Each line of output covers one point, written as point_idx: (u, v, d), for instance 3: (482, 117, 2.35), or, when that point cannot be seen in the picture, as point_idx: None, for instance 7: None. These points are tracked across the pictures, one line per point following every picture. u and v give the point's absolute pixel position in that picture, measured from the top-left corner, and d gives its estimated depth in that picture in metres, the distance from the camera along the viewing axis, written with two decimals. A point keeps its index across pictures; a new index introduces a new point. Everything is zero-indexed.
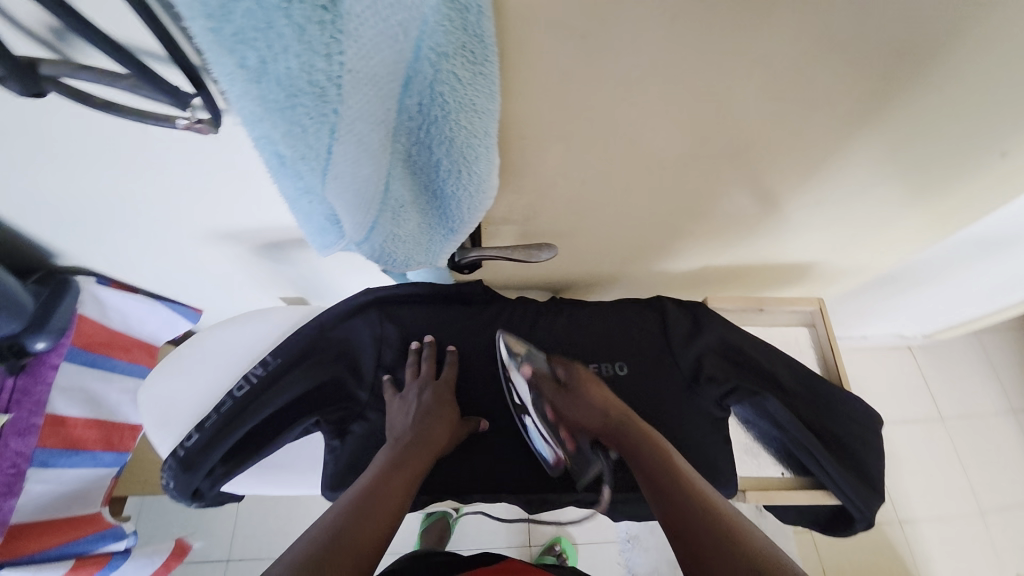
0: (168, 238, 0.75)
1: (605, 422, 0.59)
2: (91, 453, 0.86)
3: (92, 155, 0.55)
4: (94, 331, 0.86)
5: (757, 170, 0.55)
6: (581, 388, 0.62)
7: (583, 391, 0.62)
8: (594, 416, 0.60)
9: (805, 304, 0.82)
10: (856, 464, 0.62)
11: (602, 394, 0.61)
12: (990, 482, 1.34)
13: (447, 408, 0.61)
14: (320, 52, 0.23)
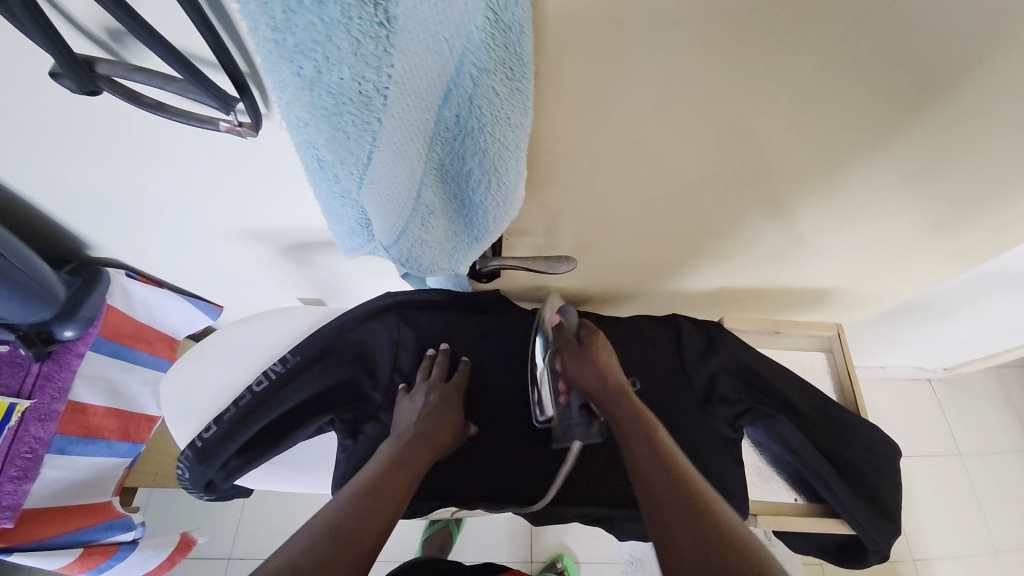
0: (197, 234, 0.78)
1: (607, 388, 0.58)
2: (107, 442, 0.88)
3: (135, 151, 0.58)
4: (120, 323, 0.89)
5: (779, 192, 0.55)
6: (596, 351, 0.61)
7: (596, 353, 0.61)
8: (599, 378, 0.59)
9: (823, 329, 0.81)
10: (871, 492, 0.60)
11: (608, 361, 0.60)
12: (1013, 525, 1.29)
13: (452, 412, 0.61)
14: (371, 64, 0.25)
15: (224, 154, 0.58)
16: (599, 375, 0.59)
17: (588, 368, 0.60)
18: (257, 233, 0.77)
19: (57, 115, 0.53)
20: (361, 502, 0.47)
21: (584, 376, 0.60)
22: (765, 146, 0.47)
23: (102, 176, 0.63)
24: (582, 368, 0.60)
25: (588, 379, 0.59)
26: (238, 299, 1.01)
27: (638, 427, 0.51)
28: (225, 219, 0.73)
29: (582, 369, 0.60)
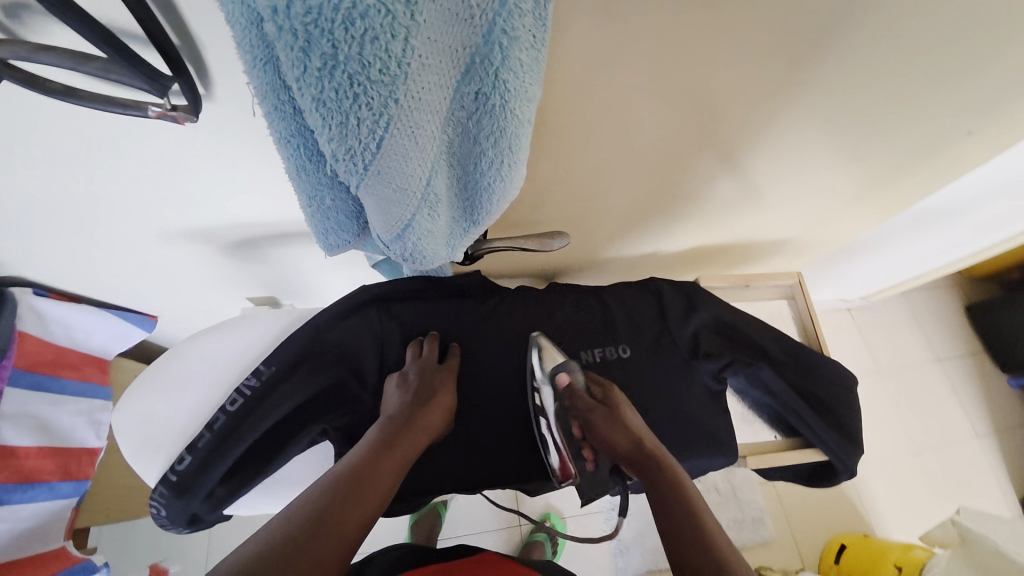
0: (124, 239, 0.68)
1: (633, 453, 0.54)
2: (48, 485, 0.77)
3: (40, 148, 0.48)
4: (35, 350, 0.77)
5: (756, 145, 0.57)
6: (617, 412, 0.57)
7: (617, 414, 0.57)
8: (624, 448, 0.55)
9: (784, 277, 0.86)
10: (838, 421, 0.65)
11: (634, 422, 0.56)
12: (922, 425, 1.51)
13: (446, 394, 0.60)
14: (397, 35, 0.21)
15: (156, 145, 0.50)
16: (627, 437, 0.55)
17: (616, 432, 0.56)
18: (199, 232, 0.69)
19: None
20: (348, 485, 0.46)
21: (618, 443, 0.56)
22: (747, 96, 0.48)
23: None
24: (609, 435, 0.56)
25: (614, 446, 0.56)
26: (178, 306, 0.90)
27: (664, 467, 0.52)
28: (159, 219, 0.64)
29: (611, 435, 0.56)
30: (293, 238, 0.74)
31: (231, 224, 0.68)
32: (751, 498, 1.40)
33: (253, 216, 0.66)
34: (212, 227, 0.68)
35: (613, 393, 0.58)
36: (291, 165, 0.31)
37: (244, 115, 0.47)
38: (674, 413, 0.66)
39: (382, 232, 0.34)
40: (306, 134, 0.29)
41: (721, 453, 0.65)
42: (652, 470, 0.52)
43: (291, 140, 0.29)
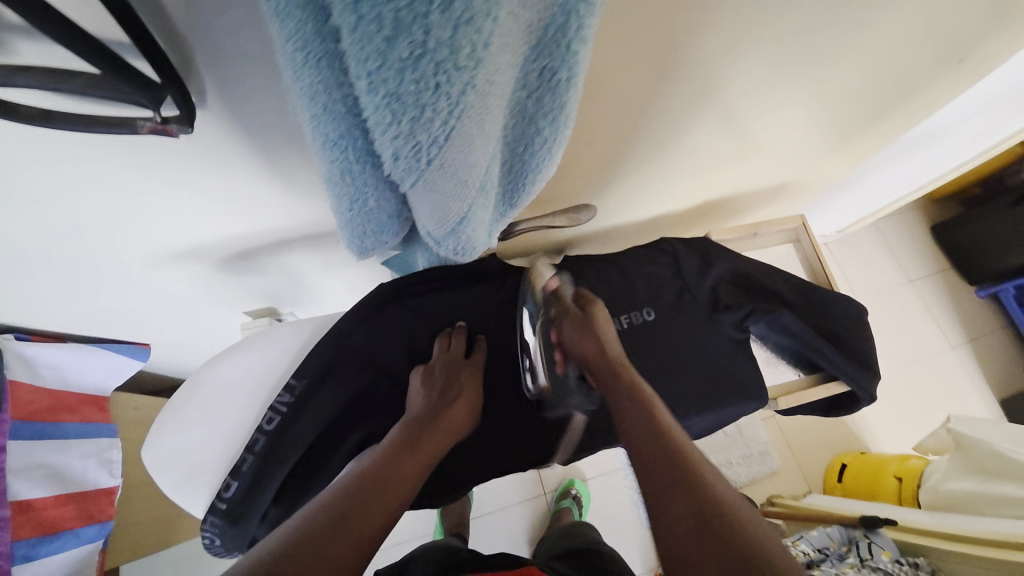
0: (109, 268, 0.63)
1: (609, 361, 0.55)
2: (73, 531, 0.74)
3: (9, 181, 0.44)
4: (30, 399, 0.72)
5: (761, 93, 0.56)
6: (597, 321, 0.58)
7: (597, 323, 0.58)
8: (601, 351, 0.56)
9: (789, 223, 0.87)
10: (854, 351, 0.69)
11: (608, 332, 0.58)
12: (903, 344, 1.60)
13: (470, 387, 0.60)
14: (490, 15, 0.19)
15: (142, 163, 0.46)
16: (597, 346, 0.56)
17: (591, 334, 0.57)
18: (189, 250, 0.64)
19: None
20: (371, 487, 0.45)
21: (587, 347, 0.57)
22: (763, 38, 0.47)
23: None
24: (584, 337, 0.57)
25: (587, 349, 0.56)
26: (171, 330, 0.85)
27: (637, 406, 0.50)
28: (147, 242, 0.59)
29: (585, 337, 0.57)
30: (290, 244, 0.70)
31: (224, 238, 0.64)
32: (756, 434, 1.47)
33: (247, 226, 0.62)
34: (203, 244, 0.64)
35: (596, 306, 0.59)
36: (336, 169, 0.29)
37: (239, 117, 0.43)
38: (702, 368, 0.67)
39: (434, 228, 0.33)
40: (357, 134, 0.27)
41: (752, 398, 0.68)
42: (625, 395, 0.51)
43: (341, 141, 0.27)
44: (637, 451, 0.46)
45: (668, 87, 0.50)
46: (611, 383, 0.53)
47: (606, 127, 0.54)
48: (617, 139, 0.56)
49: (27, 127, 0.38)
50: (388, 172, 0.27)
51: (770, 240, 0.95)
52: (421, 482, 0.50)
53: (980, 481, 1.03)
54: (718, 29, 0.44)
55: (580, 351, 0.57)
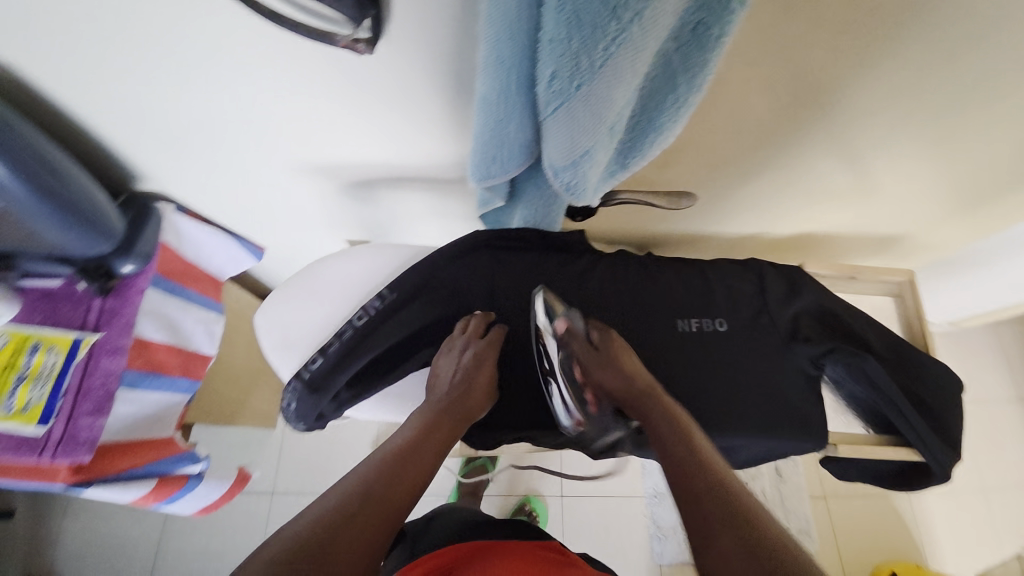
0: (262, 167, 0.75)
1: (634, 393, 0.54)
2: (171, 378, 0.86)
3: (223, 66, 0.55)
4: (171, 259, 0.85)
5: (893, 130, 0.55)
6: (618, 357, 0.57)
7: (618, 358, 0.57)
8: (625, 383, 0.55)
9: (896, 275, 0.76)
10: (939, 423, 0.64)
11: (632, 363, 0.57)
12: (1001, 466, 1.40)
13: (486, 373, 0.59)
14: None
15: (319, 71, 0.55)
16: (623, 386, 0.55)
17: (615, 368, 0.56)
18: (327, 166, 0.74)
19: (145, 10, 0.49)
20: (396, 462, 0.46)
21: (611, 381, 0.56)
22: (914, 62, 0.46)
23: (178, 89, 0.60)
24: (609, 368, 0.57)
25: (607, 378, 0.56)
26: (286, 238, 0.98)
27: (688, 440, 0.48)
28: (297, 148, 0.70)
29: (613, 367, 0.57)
30: (406, 182, 0.79)
31: (357, 160, 0.73)
32: (797, 509, 1.37)
33: (376, 157, 0.72)
34: (339, 163, 0.74)
35: (613, 337, 0.59)
36: (496, 87, 0.34)
37: (408, 47, 0.51)
38: (765, 392, 0.66)
39: (559, 159, 0.37)
40: (525, 57, 0.32)
41: (811, 438, 0.65)
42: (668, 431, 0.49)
43: (509, 62, 0.32)
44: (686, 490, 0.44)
45: (797, 104, 0.51)
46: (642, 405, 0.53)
47: (725, 134, 0.55)
48: (735, 141, 0.57)
49: (255, 21, 0.49)
50: (542, 96, 0.32)
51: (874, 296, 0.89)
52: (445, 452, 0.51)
53: None
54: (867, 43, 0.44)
55: (602, 385, 0.57)
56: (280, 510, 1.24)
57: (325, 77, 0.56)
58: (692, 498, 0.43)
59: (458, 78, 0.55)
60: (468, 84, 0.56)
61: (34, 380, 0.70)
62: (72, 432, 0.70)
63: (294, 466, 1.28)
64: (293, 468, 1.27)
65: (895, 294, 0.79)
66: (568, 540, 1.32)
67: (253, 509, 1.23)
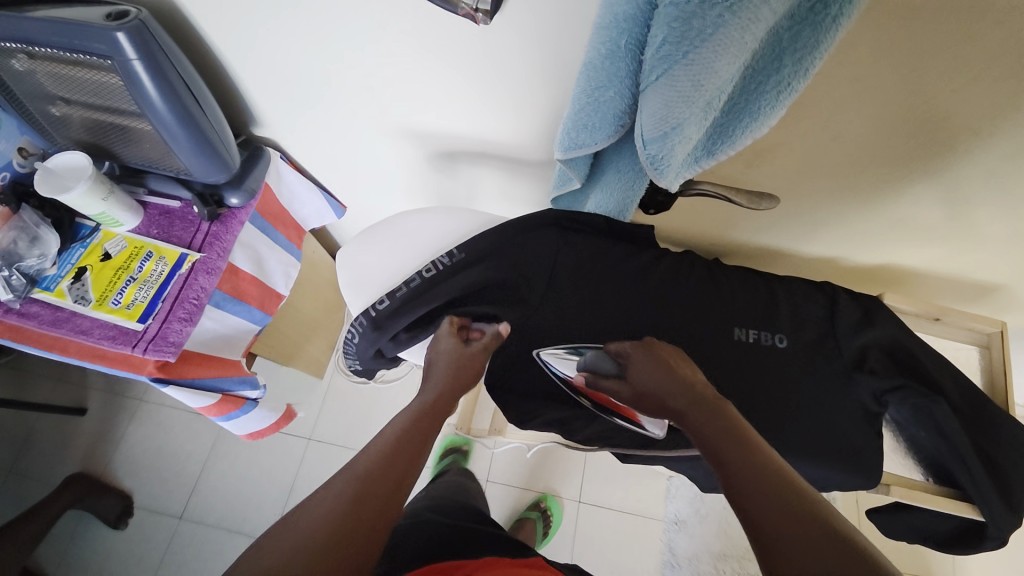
0: (362, 126, 0.82)
1: (677, 395, 0.50)
2: (249, 307, 0.94)
3: (352, 23, 0.62)
4: (270, 200, 0.94)
5: (1004, 163, 0.52)
6: (653, 362, 0.55)
7: (654, 360, 0.55)
8: (665, 384, 0.52)
9: (985, 324, 0.70)
10: (1004, 483, 0.59)
11: (668, 364, 0.54)
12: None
13: (471, 359, 0.58)
14: None
15: (433, 38, 0.60)
16: (672, 391, 0.50)
17: (648, 380, 0.54)
18: (420, 133, 0.80)
19: None
20: (369, 472, 0.44)
21: (651, 384, 0.53)
22: None
23: (312, 42, 0.67)
24: (649, 372, 0.54)
25: (647, 387, 0.54)
26: (367, 198, 1.06)
27: (730, 431, 0.44)
28: (399, 111, 0.76)
29: (647, 373, 0.54)
30: (489, 159, 0.83)
31: (449, 131, 0.78)
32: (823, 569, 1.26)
33: (464, 130, 0.77)
34: (431, 131, 0.79)
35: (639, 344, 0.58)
36: (605, 50, 0.37)
37: (521, 21, 0.55)
38: (816, 419, 0.63)
39: (650, 130, 0.39)
40: (639, 22, 0.34)
41: (861, 474, 0.62)
42: (707, 420, 0.46)
43: (622, 25, 0.35)
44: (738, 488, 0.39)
45: (900, 120, 0.50)
46: (693, 412, 0.47)
47: (813, 140, 0.55)
48: (829, 154, 0.57)
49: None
50: (647, 62, 0.34)
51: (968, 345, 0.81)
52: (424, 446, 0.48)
53: None
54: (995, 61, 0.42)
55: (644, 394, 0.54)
56: (314, 455, 1.32)
57: (435, 45, 0.61)
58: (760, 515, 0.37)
59: (559, 58, 0.59)
60: (568, 65, 0.59)
61: (142, 282, 0.79)
62: (164, 333, 0.76)
63: (332, 417, 1.36)
64: (333, 418, 1.35)
65: (980, 345, 0.73)
66: (579, 547, 1.30)
67: (291, 449, 1.32)
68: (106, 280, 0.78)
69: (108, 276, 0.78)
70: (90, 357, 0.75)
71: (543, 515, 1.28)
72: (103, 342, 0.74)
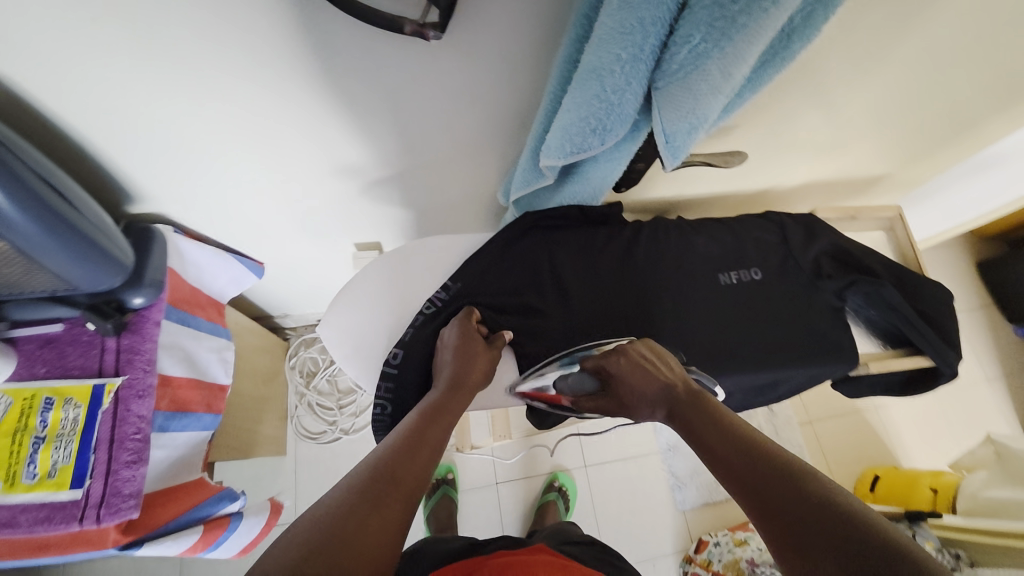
0: (274, 173, 0.71)
1: (658, 392, 0.54)
2: (196, 415, 0.78)
3: (244, 61, 0.51)
4: (178, 286, 0.77)
5: (892, 77, 0.61)
6: (636, 370, 0.56)
7: (636, 365, 0.56)
8: (649, 385, 0.55)
9: (886, 211, 0.96)
10: (939, 328, 0.74)
11: (651, 367, 0.55)
12: (977, 362, 1.45)
13: (477, 343, 0.60)
14: None
15: (349, 61, 0.52)
16: (657, 387, 0.54)
17: (631, 392, 0.56)
18: (352, 166, 0.72)
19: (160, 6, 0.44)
20: (377, 474, 0.43)
21: (642, 391, 0.55)
22: (919, 11, 0.51)
23: (209, 96, 0.56)
24: (637, 385, 0.55)
25: (632, 398, 0.57)
26: (287, 246, 0.92)
27: (713, 418, 0.48)
28: (326, 150, 0.67)
29: (632, 384, 0.56)
30: (432, 179, 0.77)
31: (389, 160, 0.71)
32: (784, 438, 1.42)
33: (398, 155, 0.70)
34: (362, 163, 0.71)
35: (614, 356, 0.58)
36: (626, 55, 0.36)
37: (470, 41, 0.51)
38: (804, 328, 0.71)
39: (673, 123, 0.39)
40: (664, 23, 0.34)
41: (846, 360, 0.70)
42: (693, 413, 0.50)
43: (649, 27, 0.34)
44: (733, 482, 0.43)
45: (818, 59, 0.55)
46: (681, 412, 0.51)
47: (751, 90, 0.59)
48: (763, 102, 0.63)
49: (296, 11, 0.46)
50: (678, 59, 0.36)
51: (865, 228, 0.98)
52: (434, 459, 0.48)
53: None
54: (893, 5, 0.50)
55: (630, 393, 0.56)
56: None
57: (353, 70, 0.54)
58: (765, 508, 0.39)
59: (510, 64, 0.55)
60: (519, 68, 0.56)
61: (56, 440, 0.62)
62: (113, 488, 0.61)
63: (313, 489, 1.22)
64: (315, 489, 1.22)
65: (887, 228, 0.98)
66: (598, 509, 1.37)
67: None
68: (5, 452, 0.60)
69: (4, 448, 0.60)
70: (31, 551, 0.60)
71: (560, 493, 1.31)
72: (37, 529, 0.58)
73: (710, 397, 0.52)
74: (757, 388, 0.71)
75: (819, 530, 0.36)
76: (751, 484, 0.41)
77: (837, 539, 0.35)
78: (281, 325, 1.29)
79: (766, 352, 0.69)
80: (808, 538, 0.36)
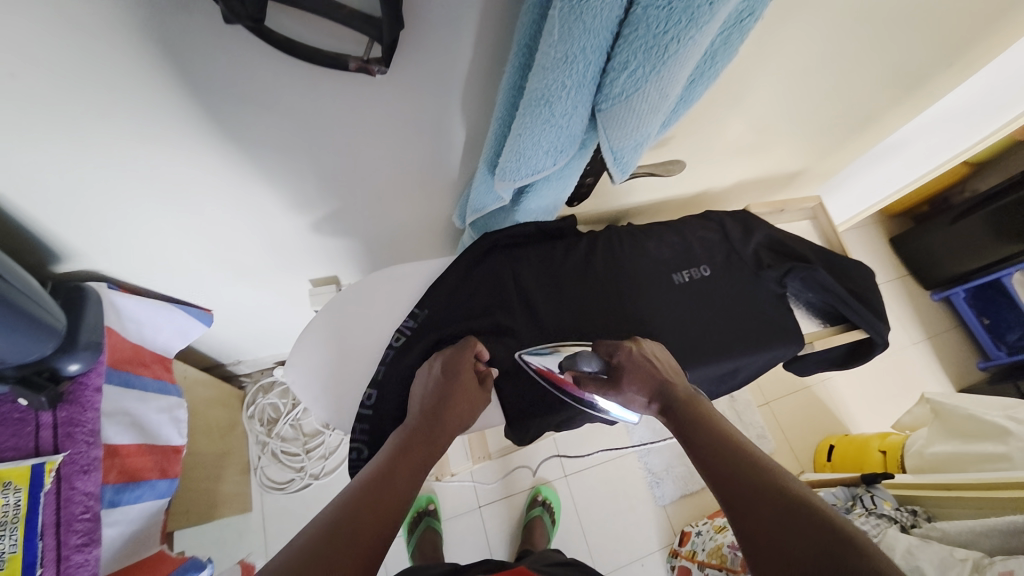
0: (219, 219, 0.68)
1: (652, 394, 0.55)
2: (151, 483, 0.72)
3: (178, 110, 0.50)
4: (118, 346, 0.71)
5: (797, 85, 0.68)
6: (643, 370, 0.57)
7: (639, 366, 0.57)
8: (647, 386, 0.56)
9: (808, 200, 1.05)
10: (868, 303, 0.82)
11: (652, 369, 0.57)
12: (902, 328, 1.60)
13: (464, 373, 0.59)
14: None
15: (292, 103, 0.52)
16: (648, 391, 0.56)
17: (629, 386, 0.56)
18: (301, 204, 0.70)
19: (83, 62, 0.43)
20: (350, 510, 0.42)
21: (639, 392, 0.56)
22: (812, 27, 0.58)
23: (146, 149, 0.53)
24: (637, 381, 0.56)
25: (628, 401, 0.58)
26: (238, 290, 0.88)
27: (697, 421, 0.50)
28: (273, 191, 0.66)
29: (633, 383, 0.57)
30: (386, 209, 0.77)
31: (340, 195, 0.70)
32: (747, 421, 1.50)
33: (349, 189, 0.70)
34: (311, 200, 0.70)
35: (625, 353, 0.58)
36: (570, 82, 0.38)
37: (417, 75, 0.52)
38: (753, 316, 0.76)
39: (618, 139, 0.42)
40: (602, 51, 0.37)
41: (792, 341, 0.76)
42: (684, 419, 0.51)
43: (589, 56, 0.37)
44: (717, 480, 0.44)
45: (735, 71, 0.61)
46: (673, 415, 0.53)
47: None
48: (694, 114, 0.68)
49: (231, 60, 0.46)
50: (618, 84, 0.38)
51: (794, 218, 1.07)
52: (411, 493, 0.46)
53: (959, 443, 1.06)
54: (791, 23, 0.56)
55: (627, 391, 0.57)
56: None
57: (297, 110, 0.53)
58: (743, 507, 0.40)
59: (454, 94, 0.57)
60: (463, 97, 0.58)
61: None
62: None
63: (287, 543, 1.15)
64: None
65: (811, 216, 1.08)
66: (583, 517, 1.37)
67: None
68: None
69: None
70: None
71: (545, 507, 1.31)
72: None
73: (705, 404, 0.54)
74: (720, 376, 0.75)
75: (791, 527, 0.37)
76: (733, 484, 0.42)
77: (810, 535, 0.36)
78: (234, 373, 1.22)
79: (723, 343, 0.73)
80: (781, 538, 0.37)
